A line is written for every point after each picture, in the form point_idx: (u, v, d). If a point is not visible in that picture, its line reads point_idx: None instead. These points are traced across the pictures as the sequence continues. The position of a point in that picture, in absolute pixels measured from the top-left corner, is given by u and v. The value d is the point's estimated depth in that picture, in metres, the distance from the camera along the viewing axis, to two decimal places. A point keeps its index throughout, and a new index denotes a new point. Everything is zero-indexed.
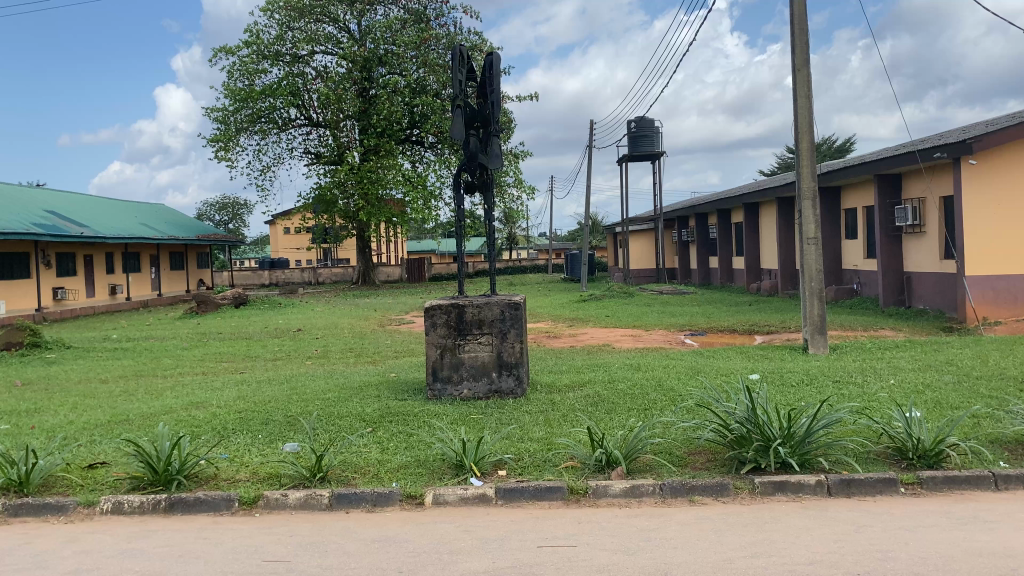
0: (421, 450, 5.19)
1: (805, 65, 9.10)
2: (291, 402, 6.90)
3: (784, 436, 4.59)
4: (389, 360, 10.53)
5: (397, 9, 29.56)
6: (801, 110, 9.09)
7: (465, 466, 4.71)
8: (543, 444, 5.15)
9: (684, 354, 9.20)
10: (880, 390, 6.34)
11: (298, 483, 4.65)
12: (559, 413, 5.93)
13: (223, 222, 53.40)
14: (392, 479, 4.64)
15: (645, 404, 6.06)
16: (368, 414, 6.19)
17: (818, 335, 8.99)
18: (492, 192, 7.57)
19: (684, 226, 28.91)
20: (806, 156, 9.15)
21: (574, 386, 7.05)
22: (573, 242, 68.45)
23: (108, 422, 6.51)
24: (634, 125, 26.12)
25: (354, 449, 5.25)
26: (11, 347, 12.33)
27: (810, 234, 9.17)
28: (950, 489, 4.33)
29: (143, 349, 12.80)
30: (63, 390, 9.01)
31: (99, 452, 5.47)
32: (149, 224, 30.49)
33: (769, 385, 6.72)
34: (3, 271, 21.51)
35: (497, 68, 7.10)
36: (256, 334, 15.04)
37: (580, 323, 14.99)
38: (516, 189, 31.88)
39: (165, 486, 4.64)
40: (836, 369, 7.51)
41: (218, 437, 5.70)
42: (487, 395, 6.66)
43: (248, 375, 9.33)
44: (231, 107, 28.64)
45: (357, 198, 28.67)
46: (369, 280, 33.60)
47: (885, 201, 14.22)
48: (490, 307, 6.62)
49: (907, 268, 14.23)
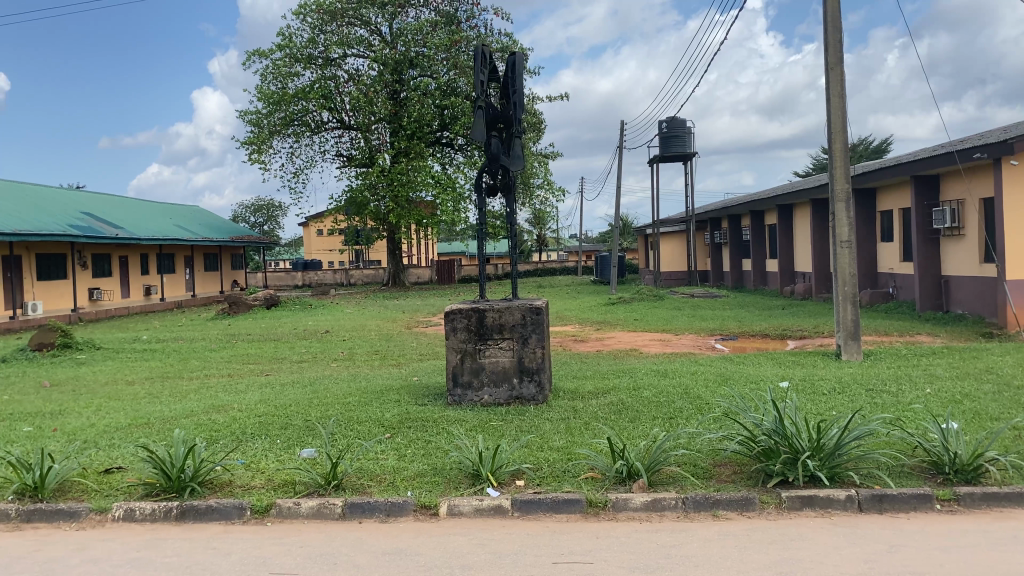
0: (438, 458, 5.07)
1: (838, 63, 8.86)
2: (311, 406, 6.82)
3: (812, 448, 4.41)
4: (413, 363, 10.44)
5: (428, 11, 29.57)
6: (834, 110, 8.85)
7: (481, 475, 4.58)
8: (563, 453, 5.02)
9: (712, 360, 9.00)
10: (915, 400, 6.10)
11: (312, 491, 4.56)
12: (581, 421, 5.80)
13: (258, 223, 54.00)
14: (407, 488, 4.54)
15: (671, 413, 5.90)
16: (387, 419, 6.11)
17: (852, 341, 8.74)
18: (514, 196, 7.41)
19: (716, 228, 28.51)
20: (840, 157, 8.90)
21: (597, 393, 6.90)
22: (603, 243, 68.14)
23: (129, 425, 6.50)
24: (666, 126, 25.84)
25: (371, 456, 5.15)
26: (43, 347, 12.49)
27: (843, 238, 8.92)
28: (988, 507, 4.12)
29: (173, 350, 12.89)
30: (91, 391, 9.03)
31: (116, 457, 5.44)
32: (184, 225, 30.85)
33: (799, 394, 6.51)
34: (41, 272, 21.88)
35: (521, 67, 7.00)
36: (285, 336, 15.05)
37: (608, 327, 14.80)
38: (545, 191, 31.76)
39: (178, 493, 4.58)
40: (870, 377, 7.27)
41: (236, 443, 5.65)
42: (508, 401, 6.53)
43: (272, 378, 9.29)
44: (264, 110, 28.90)
45: (387, 200, 28.79)
46: (400, 281, 33.69)
47: (922, 203, 13.87)
48: (512, 311, 6.47)
49: (945, 272, 13.85)
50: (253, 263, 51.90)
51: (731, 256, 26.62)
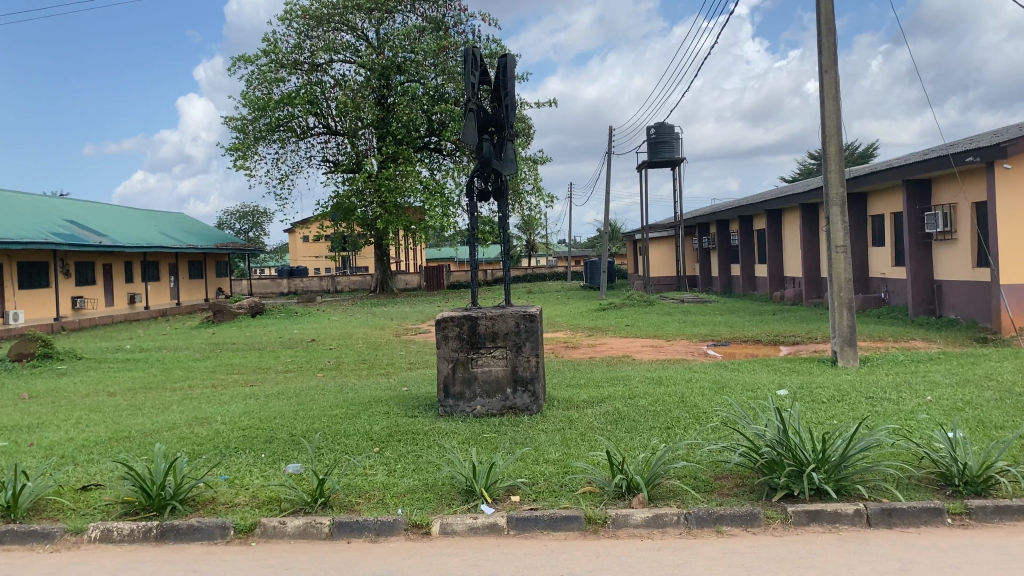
0: (429, 473, 4.90)
1: (833, 65, 8.76)
2: (298, 419, 6.62)
3: (818, 460, 4.26)
4: (403, 372, 10.27)
5: (415, 17, 29.46)
6: (829, 113, 8.75)
7: (475, 492, 4.41)
8: (559, 467, 4.85)
9: (707, 367, 8.87)
10: (917, 408, 5.97)
11: (299, 509, 4.38)
12: (577, 432, 5.64)
13: (244, 230, 53.66)
14: (398, 506, 4.36)
15: (668, 423, 5.74)
16: (376, 432, 5.91)
17: (848, 347, 8.58)
18: (507, 200, 7.22)
19: (705, 233, 28.47)
20: (834, 161, 8.79)
21: (592, 402, 6.74)
22: (592, 249, 68.17)
23: (109, 439, 6.29)
24: (654, 132, 25.78)
25: (359, 472, 4.97)
26: (22, 357, 12.23)
27: (839, 242, 8.80)
28: (1000, 521, 3.98)
29: (157, 360, 12.67)
30: (71, 404, 8.79)
31: (94, 473, 5.23)
32: (168, 233, 30.52)
33: (799, 402, 6.37)
34: (22, 281, 21.52)
35: (512, 69, 6.85)
36: (271, 344, 14.85)
37: (599, 333, 14.66)
38: (534, 197, 31.68)
39: (159, 511, 4.38)
40: (869, 384, 7.13)
41: (218, 457, 5.46)
42: (501, 412, 6.36)
43: (258, 389, 9.09)
44: (250, 116, 28.65)
45: (375, 206, 28.53)
46: (388, 288, 33.45)
47: (914, 207, 13.81)
48: (505, 319, 6.31)
49: (938, 276, 13.79)
50: (239, 270, 51.62)
51: (720, 262, 26.55)
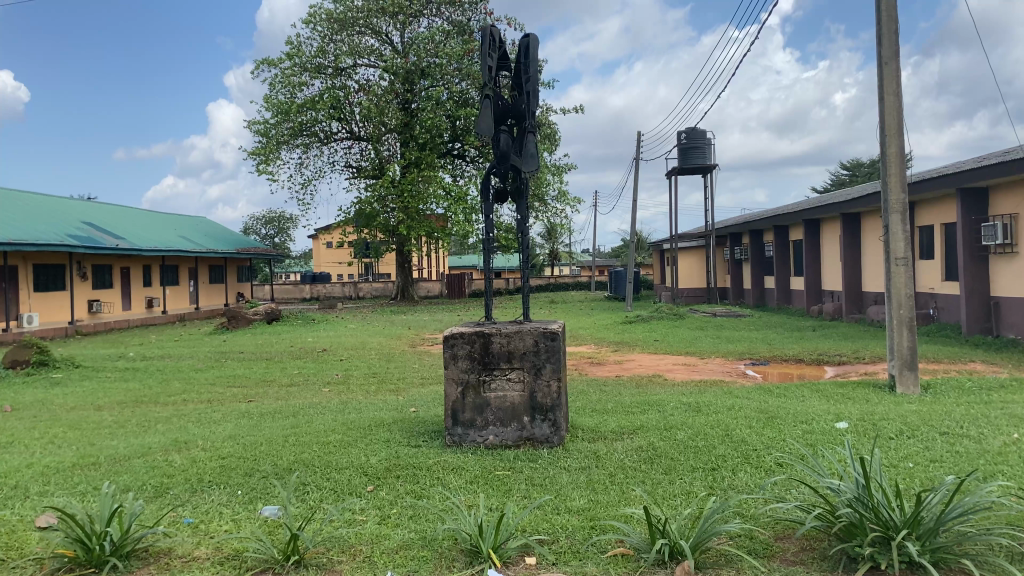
0: (429, 523, 4.08)
1: (894, 57, 7.86)
2: (286, 446, 5.82)
3: (908, 524, 3.37)
4: (416, 389, 9.48)
5: (441, 21, 28.88)
6: (888, 110, 7.88)
7: (481, 553, 3.56)
8: (585, 520, 4.02)
9: (750, 391, 7.96)
10: (1006, 449, 5.08)
11: (266, 568, 3.57)
12: (605, 473, 4.79)
13: (269, 235, 53.31)
14: (389, 567, 3.56)
15: (714, 463, 4.89)
16: (372, 466, 5.11)
17: (907, 370, 7.68)
18: (527, 200, 6.42)
19: (737, 244, 27.54)
20: (894, 164, 7.90)
21: (623, 434, 5.88)
22: (616, 258, 67.28)
23: (71, 466, 5.55)
24: (685, 137, 24.89)
25: (346, 520, 4.15)
26: (17, 364, 11.59)
27: (898, 254, 7.90)
28: None
29: (157, 370, 11.94)
30: (52, 419, 8.07)
31: (39, 512, 4.47)
32: (188, 236, 30.10)
33: (865, 440, 5.47)
34: (37, 283, 21.04)
35: (535, 51, 6.00)
36: (281, 355, 14.10)
37: (627, 348, 13.78)
38: (558, 203, 30.99)
39: (97, 568, 3.57)
40: (941, 416, 6.21)
41: (188, 494, 4.70)
42: (517, 443, 5.55)
43: (256, 406, 8.33)
44: (273, 121, 28.13)
45: (397, 211, 27.93)
46: (409, 295, 32.75)
47: (969, 218, 12.81)
48: (522, 336, 5.47)
49: (996, 293, 12.78)
50: (263, 275, 51.38)
51: (753, 273, 25.62)
